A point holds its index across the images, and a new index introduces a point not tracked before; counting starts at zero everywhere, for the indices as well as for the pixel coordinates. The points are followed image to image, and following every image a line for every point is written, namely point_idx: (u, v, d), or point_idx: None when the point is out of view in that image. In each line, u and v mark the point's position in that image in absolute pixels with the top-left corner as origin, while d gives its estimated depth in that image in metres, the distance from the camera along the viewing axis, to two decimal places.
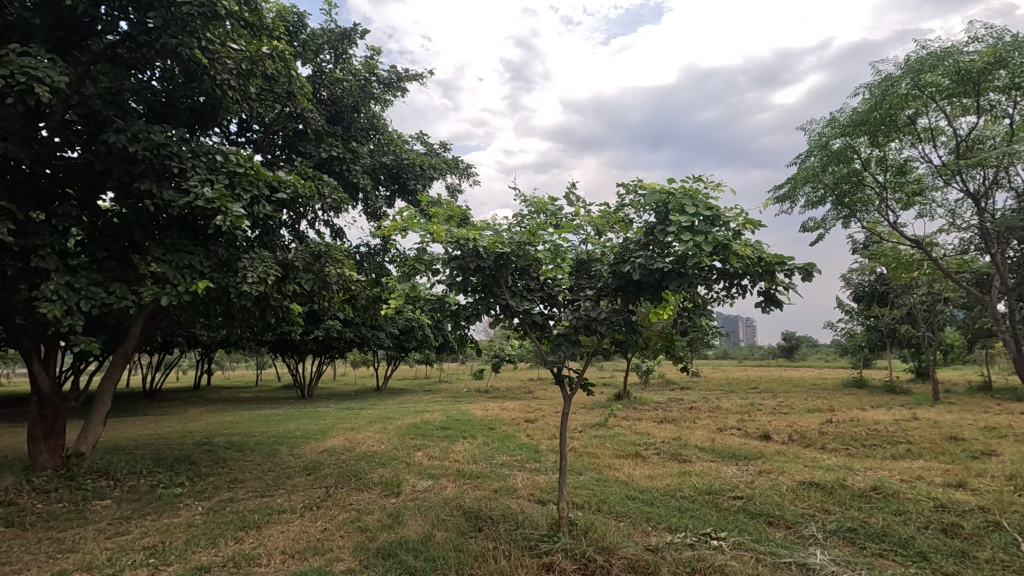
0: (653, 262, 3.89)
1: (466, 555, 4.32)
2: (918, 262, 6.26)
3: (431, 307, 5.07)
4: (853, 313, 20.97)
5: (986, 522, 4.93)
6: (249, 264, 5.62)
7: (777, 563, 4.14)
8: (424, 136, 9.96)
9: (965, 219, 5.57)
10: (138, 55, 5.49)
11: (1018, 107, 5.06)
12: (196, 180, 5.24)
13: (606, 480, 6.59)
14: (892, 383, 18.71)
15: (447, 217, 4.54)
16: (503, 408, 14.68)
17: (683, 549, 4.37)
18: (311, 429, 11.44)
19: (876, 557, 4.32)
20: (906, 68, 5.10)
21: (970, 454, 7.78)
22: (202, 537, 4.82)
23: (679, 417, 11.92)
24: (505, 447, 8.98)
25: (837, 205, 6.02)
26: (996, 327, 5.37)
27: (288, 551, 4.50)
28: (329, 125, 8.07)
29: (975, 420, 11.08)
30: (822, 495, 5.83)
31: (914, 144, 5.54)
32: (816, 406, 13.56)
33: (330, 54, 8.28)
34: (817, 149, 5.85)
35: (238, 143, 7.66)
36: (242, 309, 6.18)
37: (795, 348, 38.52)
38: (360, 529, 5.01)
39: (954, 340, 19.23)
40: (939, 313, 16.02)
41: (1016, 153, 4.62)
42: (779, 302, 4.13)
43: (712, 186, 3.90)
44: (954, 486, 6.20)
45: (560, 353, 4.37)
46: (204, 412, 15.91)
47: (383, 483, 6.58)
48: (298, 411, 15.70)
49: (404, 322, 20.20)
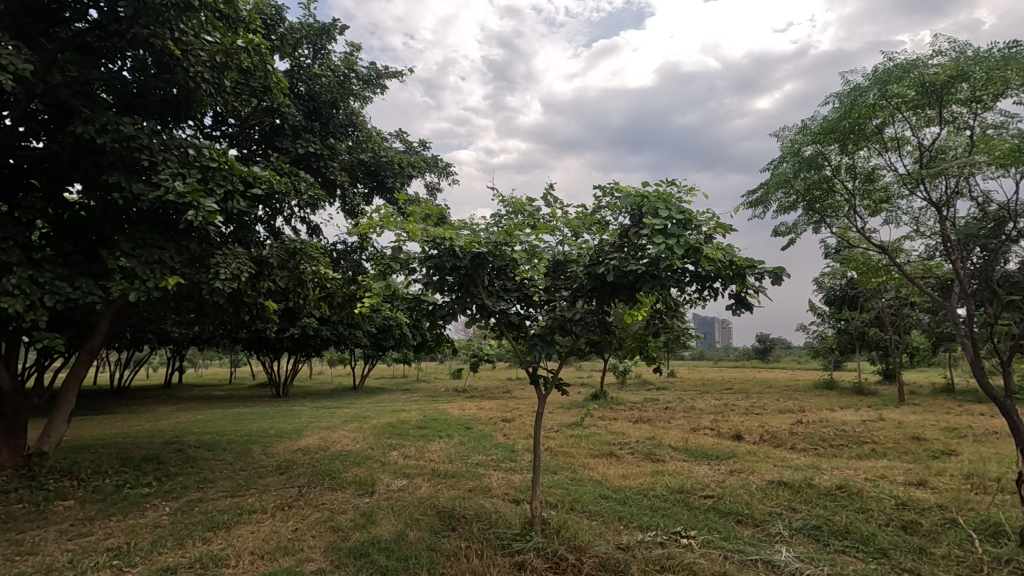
0: (626, 265, 3.96)
1: (438, 554, 4.32)
2: (885, 266, 6.27)
3: (407, 305, 5.09)
4: (825, 316, 21.50)
5: (942, 519, 5.11)
6: (222, 260, 5.53)
7: (743, 561, 4.22)
8: (403, 133, 9.88)
9: (929, 228, 5.43)
10: (108, 44, 5.35)
11: (979, 119, 5.04)
12: (167, 173, 5.13)
13: (581, 479, 6.63)
14: (860, 384, 19.28)
15: (423, 216, 4.56)
16: (481, 408, 14.63)
17: (652, 548, 4.42)
18: (284, 429, 11.22)
19: (838, 554, 4.45)
20: (873, 79, 5.15)
21: (932, 454, 8.04)
22: (168, 538, 4.72)
23: (655, 417, 12.06)
24: (481, 446, 8.95)
25: (808, 210, 5.96)
26: (954, 331, 5.41)
27: (257, 551, 4.44)
28: (306, 121, 7.96)
29: (936, 420, 11.46)
30: (790, 494, 5.96)
31: (881, 153, 5.50)
32: (787, 407, 13.87)
33: (308, 49, 8.20)
34: (789, 156, 5.88)
35: (212, 137, 7.50)
36: (215, 305, 6.11)
37: (769, 351, 39.35)
38: (332, 530, 4.96)
39: (919, 343, 19.89)
40: (906, 317, 16.49)
41: (977, 164, 4.64)
42: (748, 304, 4.21)
43: (684, 190, 3.97)
44: (915, 484, 6.40)
45: (535, 353, 4.49)
46: (175, 411, 15.62)
47: (357, 483, 6.53)
48: (272, 410, 15.47)
49: (382, 321, 20.03)
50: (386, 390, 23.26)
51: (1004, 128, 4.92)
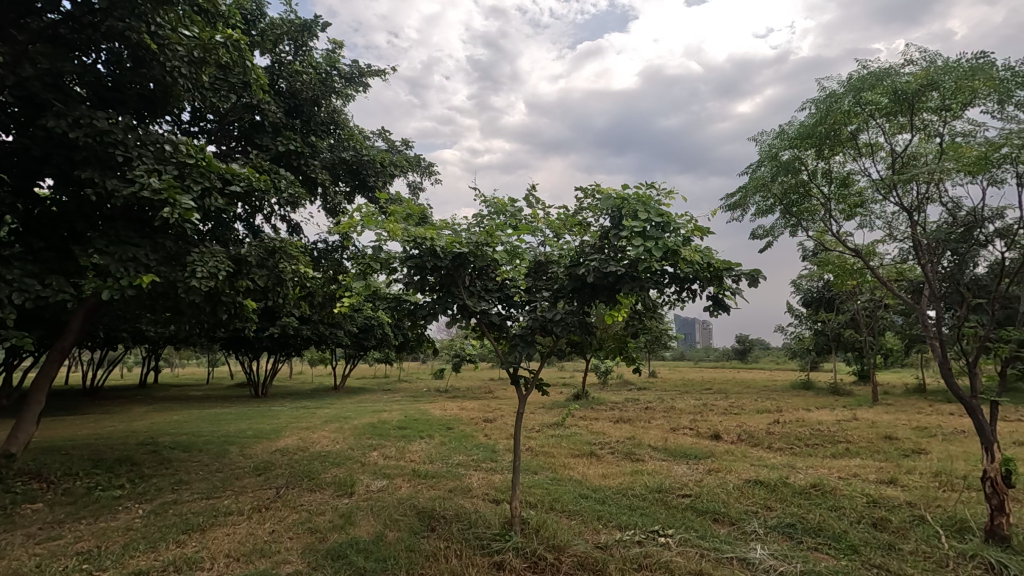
0: (606, 266, 4.01)
1: (417, 554, 4.32)
2: (859, 270, 6.40)
3: (387, 305, 5.06)
4: (802, 317, 21.89)
5: (911, 517, 5.25)
6: (199, 258, 5.43)
7: (719, 559, 4.29)
8: (385, 132, 9.80)
9: (901, 233, 5.53)
10: (81, 36, 5.22)
11: (949, 127, 5.17)
12: (142, 169, 5.02)
13: (561, 479, 6.65)
14: (835, 384, 19.67)
15: (405, 216, 4.54)
16: (463, 408, 14.63)
17: (630, 547, 4.46)
18: (263, 429, 11.09)
19: (811, 551, 4.54)
20: (848, 85, 5.23)
21: (903, 453, 8.23)
22: (140, 542, 4.63)
23: (636, 417, 12.17)
24: (463, 447, 8.95)
25: (786, 214, 5.97)
26: (924, 334, 5.49)
27: (232, 554, 4.39)
28: (286, 118, 7.87)
29: (908, 420, 11.74)
30: (765, 493, 6.06)
31: (855, 159, 5.60)
32: (765, 407, 14.09)
33: (289, 45, 8.10)
34: (767, 160, 5.93)
35: (190, 132, 7.37)
36: (192, 304, 6.01)
37: (748, 351, 39.84)
38: (310, 531, 4.92)
39: (893, 345, 20.36)
40: (881, 319, 16.86)
41: (947, 171, 4.75)
42: (726, 306, 4.27)
43: (663, 194, 4.03)
44: (885, 482, 6.56)
45: (516, 353, 4.52)
46: (151, 411, 15.34)
47: (336, 483, 6.49)
48: (251, 410, 15.30)
49: (363, 320, 19.88)
50: (367, 391, 23.12)
51: (972, 137, 5.05)
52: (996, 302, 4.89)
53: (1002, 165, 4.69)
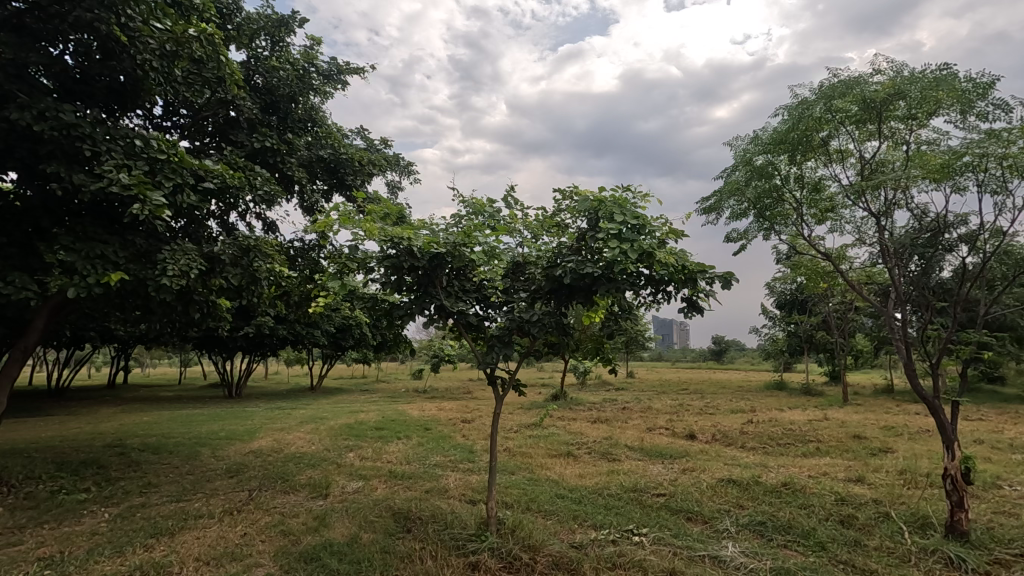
0: (582, 268, 4.04)
1: (392, 556, 4.29)
2: (830, 273, 6.55)
3: (364, 305, 5.02)
4: (776, 319, 22.32)
5: (877, 514, 5.39)
6: (170, 256, 5.31)
7: (692, 557, 4.35)
8: (363, 130, 9.72)
9: (870, 238, 5.67)
10: (48, 26, 5.07)
11: (915, 135, 5.32)
12: (111, 164, 4.90)
13: (538, 479, 6.68)
14: (808, 385, 20.12)
15: (382, 215, 4.51)
16: (441, 409, 14.62)
17: (605, 546, 4.50)
18: (236, 430, 10.90)
19: (780, 548, 4.64)
20: (819, 93, 5.35)
21: (870, 452, 8.46)
22: (106, 546, 4.51)
23: (614, 417, 12.29)
24: (440, 447, 8.92)
25: (759, 218, 6.07)
26: (891, 336, 5.61)
27: (202, 557, 4.30)
28: (262, 114, 7.75)
29: (876, 420, 12.06)
30: (738, 491, 6.17)
31: (826, 165, 5.72)
32: (739, 407, 14.34)
33: (266, 41, 7.98)
34: (741, 164, 6.02)
35: (162, 127, 7.20)
36: (163, 303, 5.87)
37: (724, 352, 40.44)
38: (282, 534, 4.85)
39: (862, 346, 20.91)
40: (851, 321, 17.29)
41: (913, 177, 4.89)
42: (700, 308, 4.35)
43: (639, 197, 4.08)
44: (854, 480, 6.74)
45: (493, 354, 4.52)
46: (120, 412, 14.95)
47: (310, 485, 6.41)
48: (224, 410, 15.03)
49: (341, 320, 19.68)
50: (346, 390, 23.13)
51: (936, 145, 5.21)
52: (958, 305, 5.04)
53: (965, 173, 4.85)
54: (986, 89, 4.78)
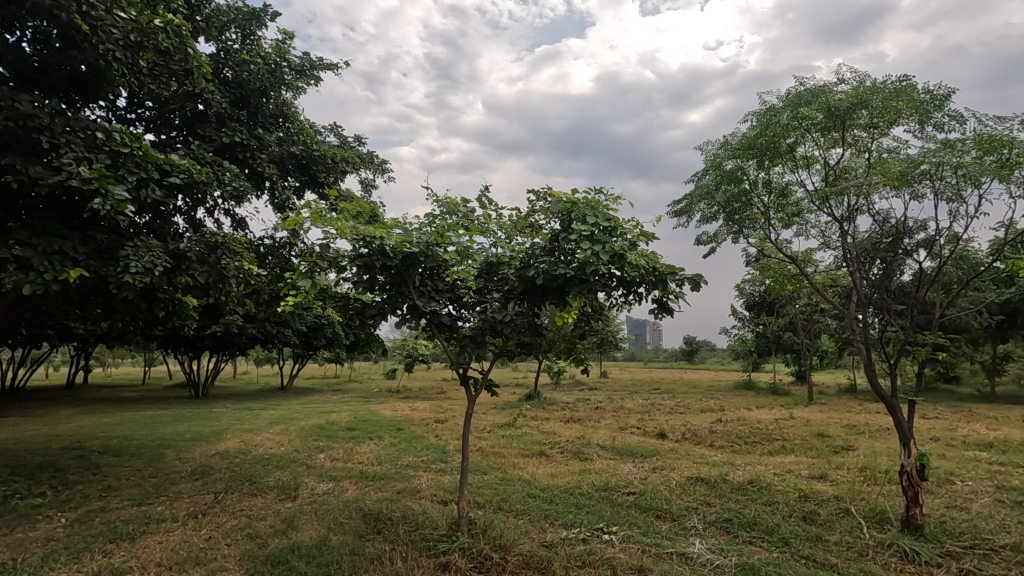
0: (555, 269, 4.07)
1: (361, 558, 4.25)
2: (796, 276, 6.72)
3: (335, 304, 4.95)
4: (745, 320, 22.84)
5: (838, 509, 5.57)
6: (133, 252, 5.14)
7: (660, 555, 4.42)
8: (336, 126, 9.58)
9: (833, 242, 5.83)
10: (3, 12, 4.87)
11: (877, 143, 5.50)
12: (71, 157, 4.74)
13: (509, 479, 6.68)
14: (775, 385, 20.62)
15: (354, 214, 4.47)
16: (414, 409, 14.54)
17: (575, 545, 4.55)
18: (203, 431, 10.65)
19: (746, 544, 4.75)
20: (786, 100, 5.49)
21: (833, 450, 8.71)
22: (62, 553, 4.36)
23: (586, 416, 12.42)
24: (412, 447, 8.88)
25: (728, 221, 6.20)
26: (853, 337, 5.78)
27: (165, 562, 4.20)
28: (231, 108, 7.59)
29: (839, 419, 12.44)
30: (706, 489, 6.30)
31: (793, 170, 5.87)
32: (708, 406, 14.62)
33: (236, 34, 7.82)
34: (711, 168, 6.13)
35: (126, 119, 6.98)
36: (125, 300, 5.70)
37: (694, 353, 41.09)
38: (249, 537, 4.76)
39: (827, 347, 21.54)
40: (816, 322, 17.79)
41: (874, 184, 5.04)
42: (670, 309, 4.42)
43: (612, 199, 4.13)
44: (816, 477, 6.94)
45: (466, 354, 4.52)
46: (79, 413, 14.45)
47: (279, 487, 6.30)
48: (190, 411, 14.66)
49: (313, 319, 19.38)
50: (317, 390, 22.76)
51: (896, 154, 5.40)
52: (915, 307, 5.23)
53: (923, 181, 5.03)
54: (943, 100, 4.98)
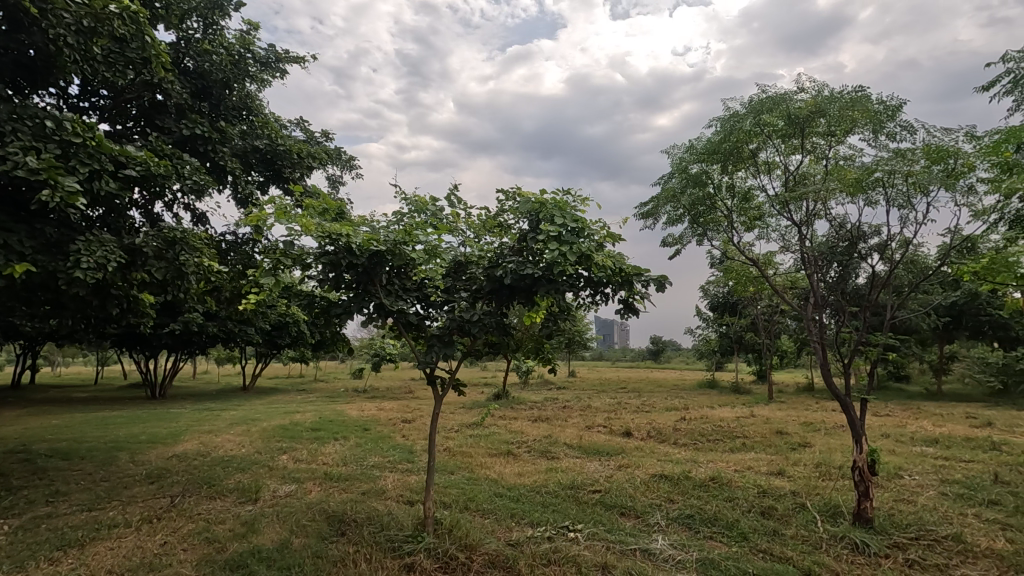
0: (523, 269, 4.08)
1: (324, 560, 4.18)
2: (757, 278, 6.92)
3: (300, 302, 4.85)
4: (709, 321, 23.36)
5: (794, 504, 5.76)
6: (85, 247, 4.93)
7: (623, 551, 4.49)
8: (302, 121, 9.38)
9: (792, 245, 6.02)
10: None
11: (834, 150, 5.70)
12: (17, 146, 4.50)
13: (476, 479, 6.66)
14: (737, 384, 21.15)
15: (320, 211, 4.39)
16: (381, 409, 14.36)
17: (541, 543, 4.58)
18: (160, 433, 10.30)
19: (706, 540, 4.87)
20: (750, 107, 5.64)
21: (791, 447, 8.99)
22: (4, 562, 4.15)
23: (554, 415, 12.51)
24: (378, 448, 8.77)
25: (693, 223, 6.34)
26: (810, 337, 5.98)
27: (116, 570, 4.04)
28: (192, 99, 7.35)
29: (797, 417, 12.84)
30: (669, 486, 6.42)
31: (755, 175, 6.04)
32: (673, 405, 14.90)
33: (197, 23, 7.57)
34: (677, 171, 6.24)
35: (79, 108, 6.69)
36: (76, 298, 5.47)
37: (660, 353, 41.75)
38: (207, 541, 4.63)
39: (787, 347, 22.22)
40: (777, 323, 18.33)
41: (831, 190, 5.23)
42: (635, 310, 4.49)
43: (579, 200, 4.17)
44: (774, 473, 7.16)
45: (433, 354, 4.50)
46: (24, 415, 13.76)
47: (239, 490, 6.14)
48: (145, 412, 14.13)
49: (278, 317, 18.93)
50: (280, 390, 22.24)
51: (852, 161, 5.61)
52: (868, 309, 5.44)
53: (876, 188, 5.24)
54: (895, 111, 5.21)
